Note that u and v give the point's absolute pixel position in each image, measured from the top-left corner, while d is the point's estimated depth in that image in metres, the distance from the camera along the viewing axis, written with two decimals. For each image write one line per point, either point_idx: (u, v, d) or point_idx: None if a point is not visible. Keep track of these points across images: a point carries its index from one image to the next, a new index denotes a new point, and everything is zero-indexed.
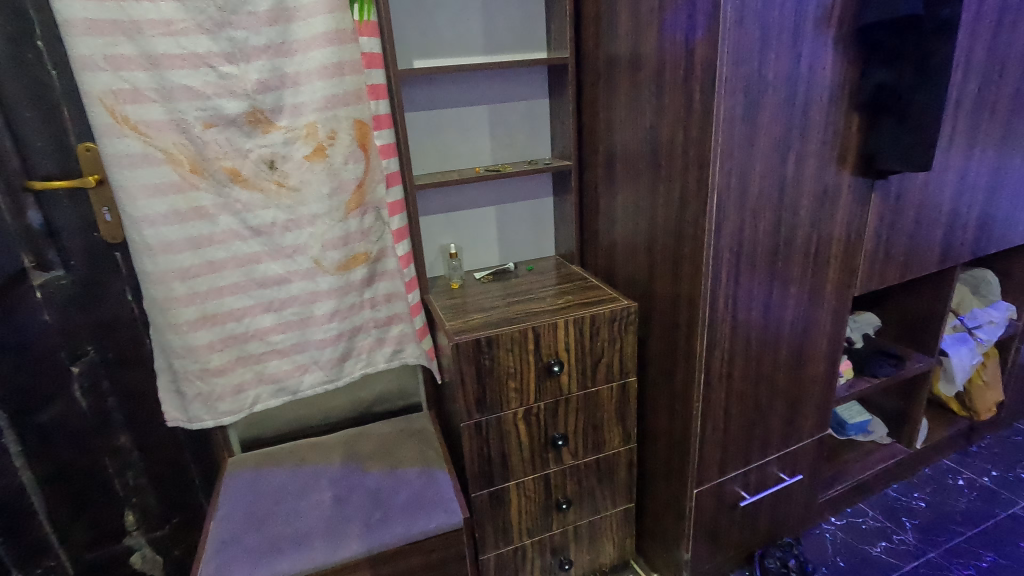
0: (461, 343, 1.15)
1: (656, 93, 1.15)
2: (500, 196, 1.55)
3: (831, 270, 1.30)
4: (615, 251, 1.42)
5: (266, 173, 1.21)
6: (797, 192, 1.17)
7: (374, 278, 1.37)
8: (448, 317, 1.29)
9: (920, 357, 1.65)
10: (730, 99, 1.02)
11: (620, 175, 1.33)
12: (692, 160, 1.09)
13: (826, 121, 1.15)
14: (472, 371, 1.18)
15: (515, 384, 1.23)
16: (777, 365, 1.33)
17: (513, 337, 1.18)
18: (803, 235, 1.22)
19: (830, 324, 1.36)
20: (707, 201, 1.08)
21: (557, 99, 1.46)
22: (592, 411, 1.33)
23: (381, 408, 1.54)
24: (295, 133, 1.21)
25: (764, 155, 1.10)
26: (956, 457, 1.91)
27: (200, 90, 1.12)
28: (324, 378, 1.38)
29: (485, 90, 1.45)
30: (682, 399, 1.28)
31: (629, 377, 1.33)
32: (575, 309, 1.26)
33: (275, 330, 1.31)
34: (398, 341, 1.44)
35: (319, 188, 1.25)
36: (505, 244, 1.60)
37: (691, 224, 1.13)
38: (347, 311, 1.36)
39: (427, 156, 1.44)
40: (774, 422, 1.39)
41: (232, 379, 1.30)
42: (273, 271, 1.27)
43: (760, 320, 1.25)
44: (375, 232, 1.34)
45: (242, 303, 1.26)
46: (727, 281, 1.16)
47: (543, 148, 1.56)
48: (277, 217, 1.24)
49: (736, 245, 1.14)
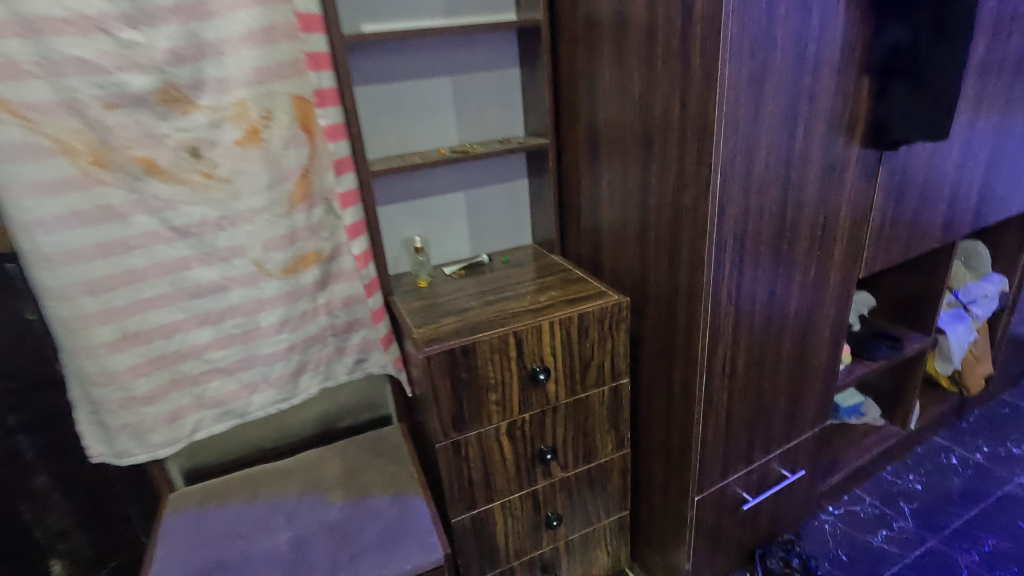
0: (432, 355, 1.00)
1: (646, 57, 1.00)
2: (469, 180, 1.38)
3: (836, 255, 1.18)
4: (601, 239, 1.27)
5: (189, 163, 1.01)
6: (805, 168, 1.04)
7: (328, 280, 1.19)
8: (417, 323, 1.12)
9: (916, 336, 1.58)
10: (736, 62, 0.87)
11: (607, 153, 1.17)
12: (691, 135, 0.95)
13: (837, 85, 1.01)
14: (447, 386, 1.03)
15: (496, 396, 1.08)
16: (781, 358, 1.22)
17: (492, 344, 1.04)
18: (810, 214, 1.10)
19: (834, 309, 1.25)
20: (709, 182, 0.94)
21: (530, 69, 1.29)
22: (581, 418, 1.19)
23: (346, 423, 1.37)
24: (220, 113, 1.01)
25: (771, 127, 0.96)
26: (946, 434, 1.86)
27: (97, 63, 0.91)
28: (276, 397, 1.21)
29: (448, 59, 1.27)
30: (682, 403, 1.16)
31: (621, 379, 1.20)
32: (561, 309, 1.11)
33: (216, 346, 1.13)
34: (361, 349, 1.28)
35: (255, 178, 1.06)
36: (477, 234, 1.44)
37: (691, 208, 0.99)
38: (299, 320, 1.18)
39: (385, 137, 1.26)
40: (776, 418, 1.29)
41: (166, 405, 1.11)
42: (208, 278, 1.09)
43: (764, 312, 1.13)
44: (327, 227, 1.16)
45: (172, 317, 1.08)
46: (731, 270, 1.03)
47: (515, 124, 1.39)
48: (207, 215, 1.05)
49: (740, 230, 1.01)
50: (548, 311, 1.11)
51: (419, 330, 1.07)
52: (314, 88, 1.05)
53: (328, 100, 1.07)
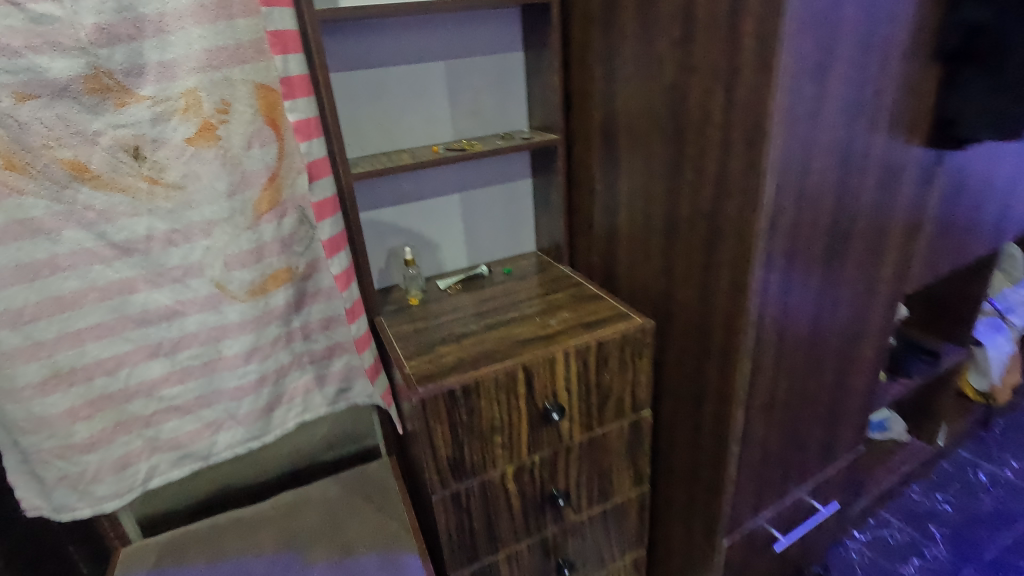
0: (427, 397, 0.84)
1: (680, 39, 0.83)
2: (466, 181, 1.21)
3: (885, 269, 1.04)
4: (618, 249, 1.11)
5: (129, 166, 0.83)
6: (862, 171, 0.89)
7: (303, 300, 1.02)
8: (408, 354, 0.95)
9: (949, 348, 1.45)
10: (799, 45, 0.72)
11: (628, 152, 1.01)
12: (737, 134, 0.79)
13: (904, 73, 0.86)
14: (446, 430, 0.88)
15: (502, 438, 0.93)
16: (821, 384, 1.08)
17: (498, 380, 0.88)
18: (863, 224, 0.95)
19: (878, 328, 1.11)
20: (760, 192, 0.78)
21: (536, 52, 1.12)
22: (597, 456, 1.05)
23: (327, 457, 1.21)
24: (166, 105, 0.83)
25: (831, 124, 0.81)
26: (971, 447, 1.75)
27: (2, 42, 0.72)
28: (245, 436, 1.04)
29: (440, 41, 1.09)
30: (712, 438, 1.02)
31: (643, 411, 1.06)
32: (575, 336, 0.96)
33: (170, 381, 0.96)
34: (344, 377, 1.11)
35: (211, 184, 0.88)
36: (474, 242, 1.27)
37: (735, 221, 0.84)
38: (270, 347, 1.01)
39: (367, 132, 1.09)
40: (811, 449, 1.16)
41: (113, 451, 0.94)
42: (157, 302, 0.91)
43: (807, 336, 0.99)
44: (301, 239, 0.98)
45: (116, 350, 0.91)
46: (776, 292, 0.89)
47: (517, 117, 1.22)
48: (154, 228, 0.87)
49: (790, 245, 0.86)
50: (561, 338, 0.96)
51: (412, 364, 0.91)
52: (280, 77, 0.86)
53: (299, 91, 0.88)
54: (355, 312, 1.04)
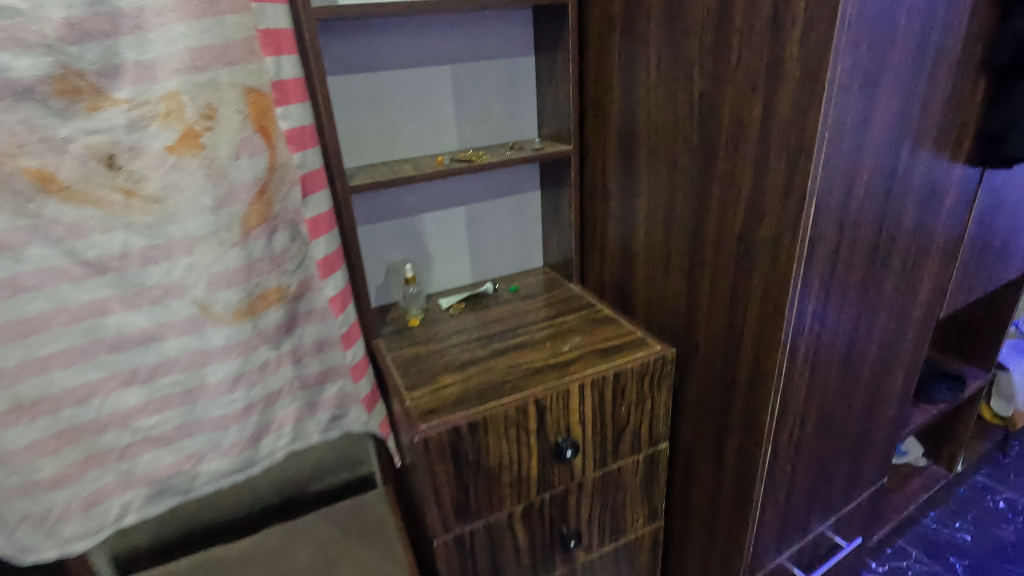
0: (431, 435, 0.77)
1: (713, 46, 0.76)
2: (471, 192, 1.14)
3: (921, 293, 0.97)
4: (634, 269, 1.04)
5: (102, 177, 0.75)
6: (905, 192, 0.82)
7: (295, 322, 0.94)
8: (409, 384, 0.87)
9: (975, 372, 1.39)
10: (850, 55, 0.65)
11: (649, 166, 0.93)
12: (777, 151, 0.72)
13: (953, 86, 0.79)
14: (450, 469, 0.80)
15: (511, 477, 0.85)
16: (850, 416, 1.01)
17: (508, 416, 0.81)
18: (902, 248, 0.88)
19: (909, 355, 1.05)
20: (800, 215, 0.71)
21: (549, 57, 1.05)
22: (611, 493, 0.97)
23: (319, 486, 1.12)
24: (144, 109, 0.75)
25: (877, 141, 0.74)
26: (989, 471, 1.69)
27: None
28: (229, 468, 0.96)
29: (447, 44, 1.02)
30: (735, 475, 0.95)
31: (660, 444, 0.98)
32: (591, 365, 0.88)
33: (147, 410, 0.87)
34: (338, 403, 1.03)
35: (194, 196, 0.80)
36: (479, 257, 1.20)
37: (771, 246, 0.76)
38: (258, 372, 0.93)
39: (368, 141, 1.01)
40: (836, 482, 1.09)
41: (83, 487, 0.86)
42: (134, 325, 0.83)
43: (839, 366, 0.92)
44: (293, 257, 0.90)
45: (87, 377, 0.82)
46: (811, 321, 0.82)
47: (527, 125, 1.14)
48: (130, 244, 0.79)
49: (828, 271, 0.79)
50: (575, 368, 0.88)
51: (414, 397, 0.83)
52: (273, 80, 0.82)
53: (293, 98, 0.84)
54: (350, 338, 1.02)
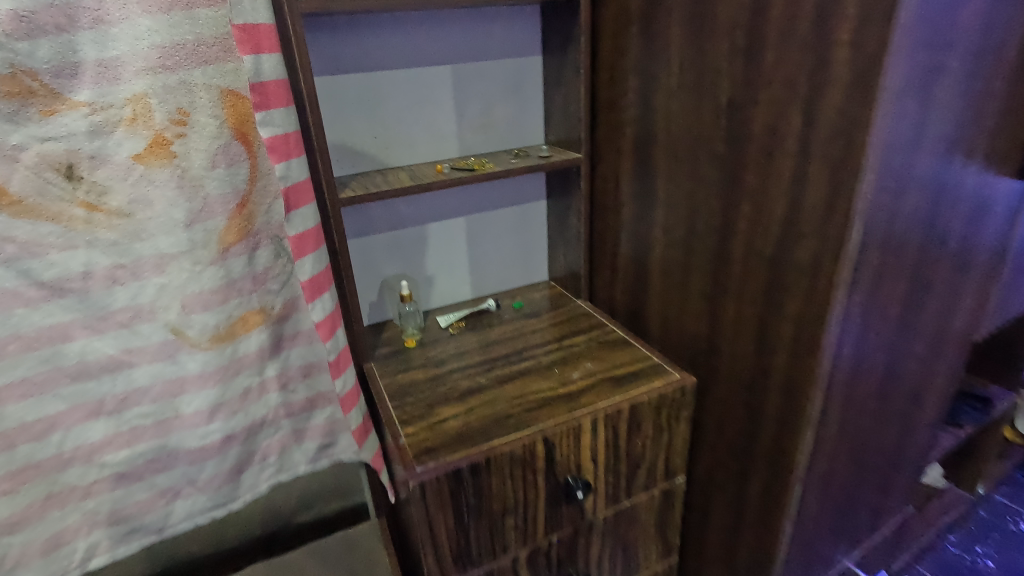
0: (428, 479, 0.69)
1: (744, 47, 0.69)
2: (473, 203, 1.06)
3: (960, 316, 0.90)
4: (648, 287, 0.96)
5: (61, 189, 0.67)
6: (952, 209, 0.75)
7: (280, 345, 0.86)
8: (405, 417, 0.79)
9: (1000, 391, 1.32)
10: (907, 60, 0.57)
11: (668, 177, 0.86)
12: (819, 165, 0.64)
13: (1008, 93, 0.72)
14: (449, 514, 0.72)
15: (515, 520, 0.78)
16: (880, 446, 0.94)
17: (513, 456, 0.73)
18: (945, 269, 0.81)
19: (943, 381, 0.97)
20: (844, 239, 0.64)
21: (558, 57, 0.97)
22: (623, 532, 0.89)
23: (306, 517, 1.05)
24: (107, 114, 0.66)
25: (928, 155, 0.67)
26: (1008, 491, 1.63)
27: None
28: (208, 503, 0.88)
29: (448, 42, 0.93)
30: (758, 514, 0.87)
31: (677, 478, 0.90)
32: (604, 397, 0.81)
33: (114, 444, 0.79)
34: (327, 431, 0.95)
35: (165, 210, 0.71)
36: (480, 271, 1.12)
37: (807, 270, 0.69)
38: (239, 400, 0.85)
39: (361, 147, 0.93)
40: (862, 516, 1.02)
41: (43, 529, 0.78)
42: (98, 352, 0.75)
43: (873, 396, 0.85)
44: (277, 276, 0.82)
45: (47, 410, 0.74)
46: (849, 351, 0.74)
47: (532, 130, 1.06)
48: (94, 264, 0.71)
49: (869, 297, 0.71)
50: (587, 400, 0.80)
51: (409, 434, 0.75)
52: (251, 82, 0.71)
53: (276, 101, 0.73)
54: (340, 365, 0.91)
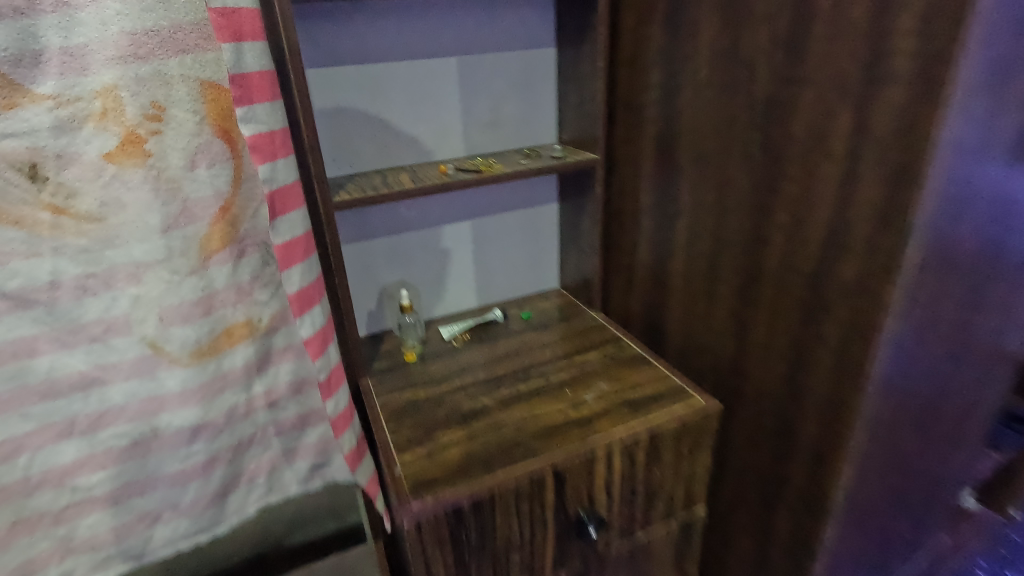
0: (425, 518, 0.62)
1: (787, 37, 0.61)
2: (479, 206, 0.99)
3: (1010, 335, 0.82)
4: (668, 299, 0.89)
5: (22, 190, 0.59)
6: (1016, 220, 0.67)
7: (268, 360, 0.80)
8: (401, 443, 0.72)
9: None
10: (983, 53, 0.49)
11: (695, 181, 0.78)
12: (872, 172, 0.56)
13: None
14: (448, 554, 0.66)
15: (521, 558, 0.71)
16: (920, 475, 0.87)
17: (519, 490, 0.66)
18: (1003, 286, 0.73)
19: (988, 404, 0.90)
20: (898, 257, 0.56)
21: (574, 49, 0.89)
22: (638, 567, 0.82)
23: (298, 538, 0.98)
24: (72, 107, 0.59)
25: (997, 161, 0.58)
26: None
27: None
28: (190, 528, 0.82)
29: (453, 32, 0.86)
30: (787, 551, 0.79)
31: (697, 510, 0.83)
32: (620, 424, 0.73)
33: (87, 466, 0.73)
34: (320, 451, 0.89)
35: (139, 214, 0.65)
36: (486, 278, 1.05)
37: (853, 290, 0.61)
38: (224, 420, 0.79)
39: (359, 146, 0.86)
40: (896, 547, 0.94)
41: (11, 557, 0.72)
42: (68, 368, 0.68)
43: (917, 425, 0.77)
44: (264, 286, 0.75)
45: (13, 431, 0.68)
46: (897, 379, 0.66)
47: (544, 128, 0.99)
48: (63, 273, 0.64)
49: (923, 320, 0.64)
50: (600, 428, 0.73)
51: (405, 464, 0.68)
52: (231, 73, 0.63)
53: (258, 95, 0.66)
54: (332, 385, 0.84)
